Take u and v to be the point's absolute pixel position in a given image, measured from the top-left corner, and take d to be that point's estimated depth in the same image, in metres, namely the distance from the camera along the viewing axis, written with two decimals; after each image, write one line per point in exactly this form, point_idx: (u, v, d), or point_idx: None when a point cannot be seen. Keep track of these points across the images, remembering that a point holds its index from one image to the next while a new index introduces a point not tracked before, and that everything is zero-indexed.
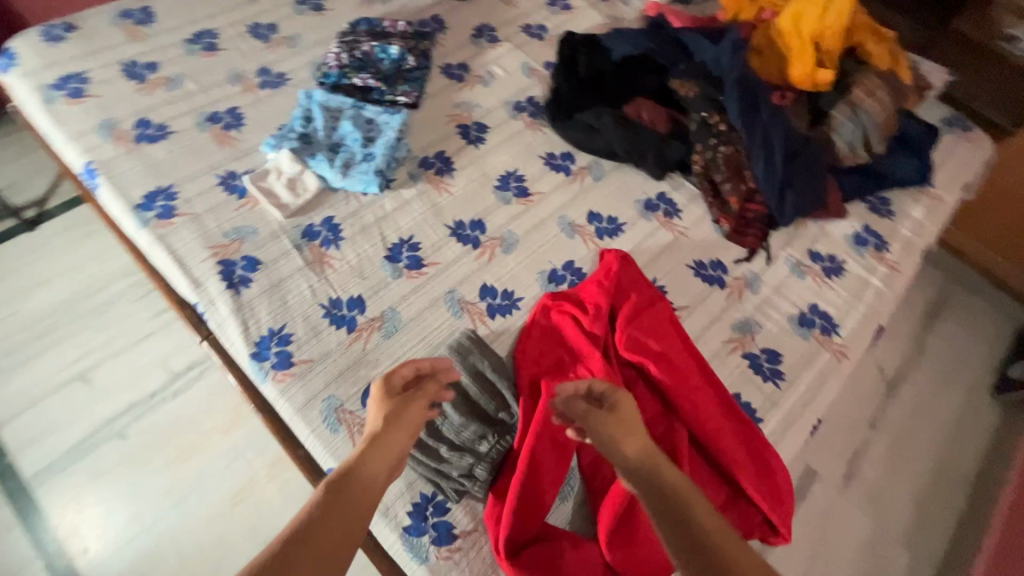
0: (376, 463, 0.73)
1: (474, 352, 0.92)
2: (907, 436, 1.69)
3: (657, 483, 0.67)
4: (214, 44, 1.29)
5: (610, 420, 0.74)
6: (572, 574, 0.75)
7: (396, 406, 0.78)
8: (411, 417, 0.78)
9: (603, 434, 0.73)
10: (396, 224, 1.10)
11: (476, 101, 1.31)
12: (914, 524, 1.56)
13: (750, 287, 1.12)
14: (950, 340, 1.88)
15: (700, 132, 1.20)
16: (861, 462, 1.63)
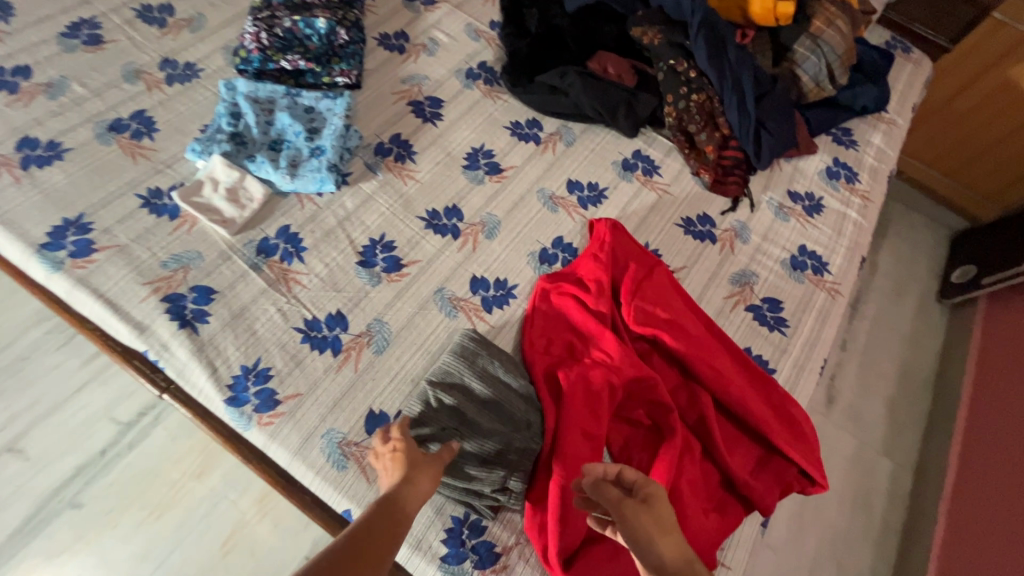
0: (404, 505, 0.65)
1: (483, 355, 0.84)
2: (874, 352, 1.79)
3: None
4: (98, 36, 1.08)
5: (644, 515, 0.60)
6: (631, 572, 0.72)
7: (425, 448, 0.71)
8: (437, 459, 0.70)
9: (639, 528, 0.59)
10: (363, 223, 0.97)
11: (424, 73, 1.18)
12: (891, 432, 1.67)
13: (740, 237, 1.10)
14: (900, 255, 1.98)
15: (669, 81, 1.13)
16: (839, 384, 1.71)
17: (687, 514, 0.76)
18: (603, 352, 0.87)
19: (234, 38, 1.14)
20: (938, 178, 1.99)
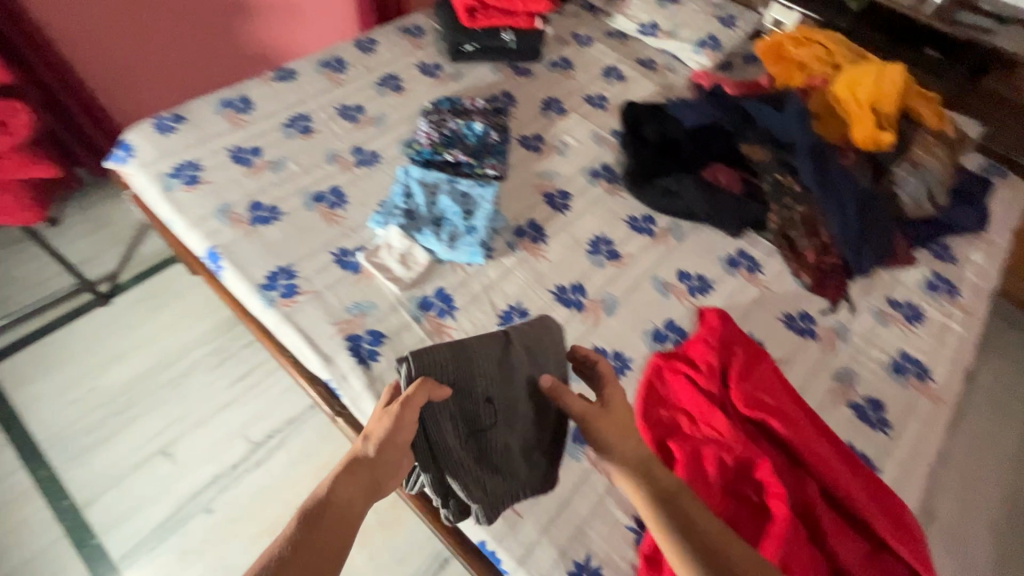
0: (351, 490, 0.69)
1: (513, 351, 0.89)
2: (975, 471, 1.71)
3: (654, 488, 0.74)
4: (310, 127, 1.38)
5: (605, 421, 0.79)
6: None
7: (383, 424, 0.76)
8: (389, 452, 0.75)
9: (601, 435, 0.78)
10: (502, 292, 1.15)
11: (556, 170, 1.40)
12: (998, 561, 1.56)
13: (841, 337, 1.17)
14: (1001, 372, 1.92)
15: (774, 193, 1.28)
16: (936, 500, 1.63)
17: None
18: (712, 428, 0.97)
19: (408, 133, 1.41)
20: None
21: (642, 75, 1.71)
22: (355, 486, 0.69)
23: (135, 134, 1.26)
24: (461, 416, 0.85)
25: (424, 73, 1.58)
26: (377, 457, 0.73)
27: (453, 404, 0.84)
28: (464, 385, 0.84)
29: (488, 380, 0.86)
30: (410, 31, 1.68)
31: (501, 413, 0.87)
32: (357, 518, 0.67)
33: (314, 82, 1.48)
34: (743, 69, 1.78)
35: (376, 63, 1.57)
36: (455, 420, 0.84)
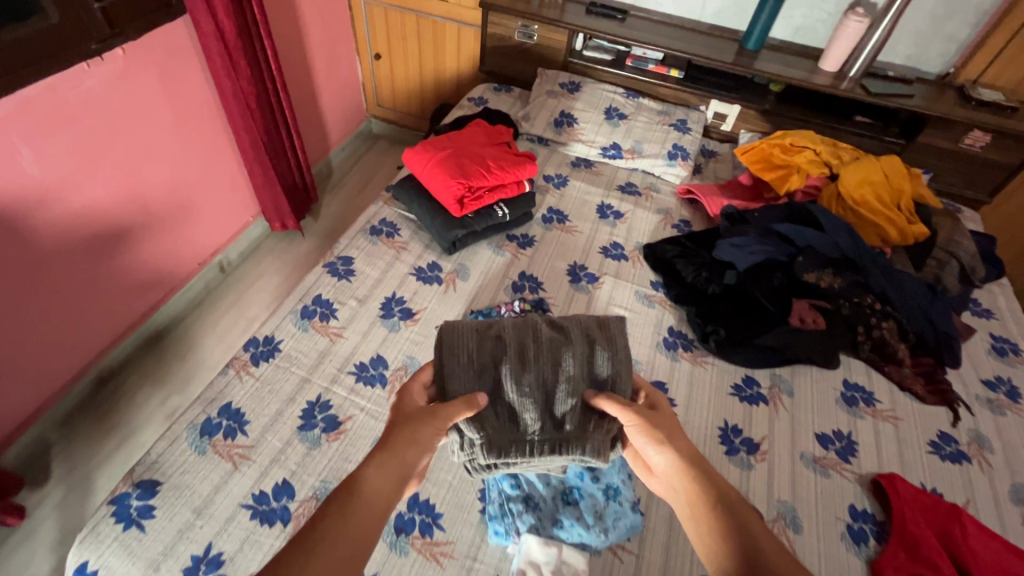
0: (379, 479, 0.71)
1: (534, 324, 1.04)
2: None
3: (706, 481, 0.76)
4: (334, 416, 1.04)
5: (659, 420, 0.85)
6: None
7: (417, 416, 0.82)
8: (423, 433, 0.79)
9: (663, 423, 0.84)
10: (682, 557, 0.93)
11: (632, 357, 1.22)
12: None
13: (986, 447, 1.14)
14: None
15: (857, 314, 1.23)
16: None
17: None
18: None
19: None
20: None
21: (634, 205, 1.62)
22: (387, 472, 0.72)
23: (96, 550, 0.83)
24: (477, 360, 0.97)
25: (425, 281, 1.31)
26: (413, 445, 0.77)
27: (472, 343, 0.98)
28: (484, 330, 1.02)
29: (501, 333, 1.02)
30: (380, 231, 1.41)
31: (511, 356, 0.99)
32: (384, 507, 0.69)
33: (305, 346, 1.14)
34: (711, 169, 1.79)
35: (364, 287, 1.27)
36: (470, 357, 0.98)
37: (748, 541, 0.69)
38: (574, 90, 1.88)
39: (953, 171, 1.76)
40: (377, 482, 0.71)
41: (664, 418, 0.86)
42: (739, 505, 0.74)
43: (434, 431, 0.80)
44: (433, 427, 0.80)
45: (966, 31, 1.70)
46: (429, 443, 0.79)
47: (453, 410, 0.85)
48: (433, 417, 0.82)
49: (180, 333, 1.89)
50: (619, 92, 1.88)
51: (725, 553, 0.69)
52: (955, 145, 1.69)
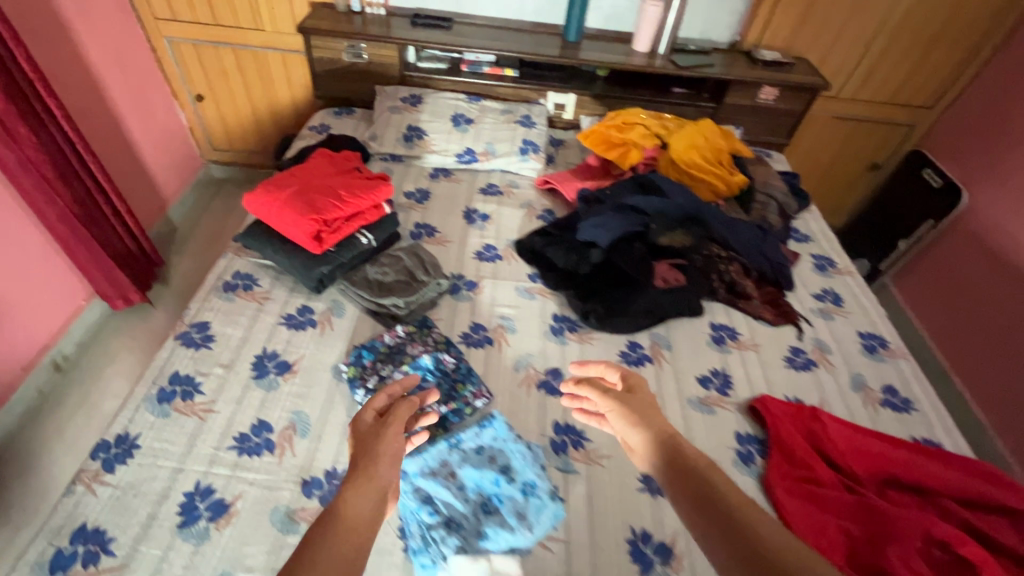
0: (358, 496, 0.66)
1: None
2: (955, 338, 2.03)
3: (676, 451, 0.72)
4: (219, 500, 0.93)
5: (630, 403, 0.82)
6: None
7: (369, 430, 0.77)
8: (393, 435, 0.76)
9: (631, 406, 0.82)
10: (608, 527, 0.97)
11: (524, 351, 1.25)
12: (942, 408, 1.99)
13: (825, 351, 1.35)
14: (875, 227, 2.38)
15: (708, 265, 1.39)
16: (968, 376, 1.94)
17: None
18: (862, 484, 1.05)
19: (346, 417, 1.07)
20: (869, 169, 2.36)
21: (498, 204, 1.66)
22: (364, 498, 0.66)
23: None
24: None
25: (298, 327, 1.23)
26: (383, 454, 0.73)
27: None
28: None
29: None
30: (236, 286, 1.30)
31: None
32: (370, 526, 0.63)
33: (169, 432, 1.01)
34: (562, 157, 1.90)
35: (228, 351, 1.16)
36: None
37: (729, 508, 0.61)
38: (416, 103, 1.87)
39: (758, 124, 2.03)
40: (356, 504, 0.64)
41: (642, 402, 0.83)
42: (707, 469, 0.68)
43: (393, 438, 0.76)
44: (394, 428, 0.77)
45: (739, 4, 1.98)
46: (394, 451, 0.74)
47: (402, 410, 0.79)
48: (387, 423, 0.78)
49: (16, 455, 1.58)
50: (461, 98, 1.92)
51: (691, 516, 0.63)
52: (754, 102, 1.95)
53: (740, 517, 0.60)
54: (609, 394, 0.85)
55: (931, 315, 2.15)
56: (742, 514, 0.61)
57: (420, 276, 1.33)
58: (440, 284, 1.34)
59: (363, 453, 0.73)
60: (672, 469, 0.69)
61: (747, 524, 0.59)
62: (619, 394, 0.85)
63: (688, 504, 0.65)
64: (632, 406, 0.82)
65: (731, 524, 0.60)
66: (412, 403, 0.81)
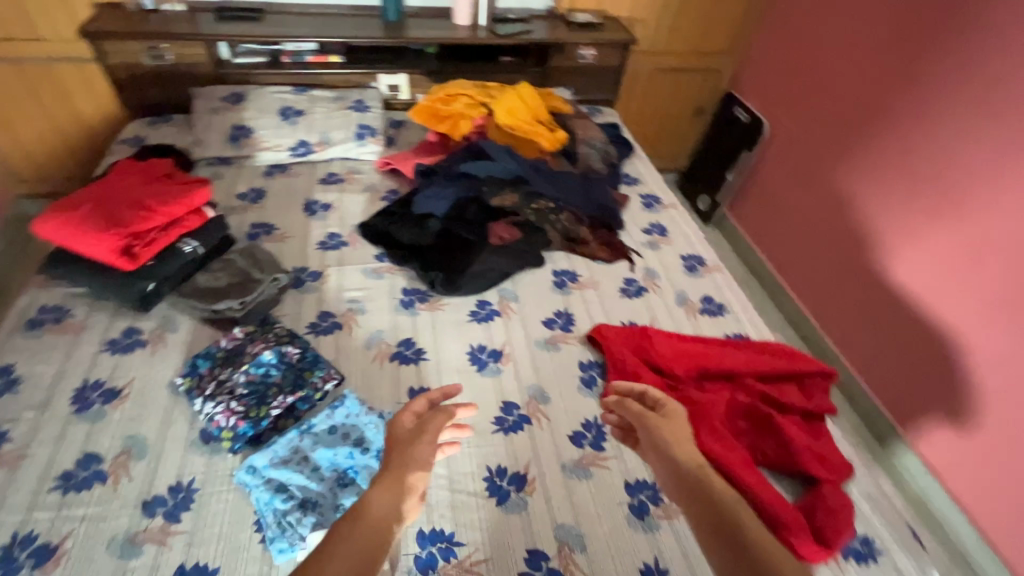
0: (384, 499, 0.77)
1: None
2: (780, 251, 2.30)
3: (702, 479, 0.82)
4: (46, 544, 0.87)
5: (664, 428, 0.92)
6: (834, 496, 1.02)
7: (409, 434, 0.87)
8: (424, 439, 0.86)
9: (663, 431, 0.92)
10: (466, 472, 1.04)
11: (375, 329, 1.27)
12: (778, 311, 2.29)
13: (653, 277, 1.51)
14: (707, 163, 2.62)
15: (540, 217, 1.49)
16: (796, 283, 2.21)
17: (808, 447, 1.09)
18: (686, 382, 1.21)
19: (188, 430, 1.04)
20: (696, 115, 2.63)
21: (340, 193, 1.64)
22: (390, 499, 0.77)
23: None
24: None
25: (124, 351, 1.15)
26: (413, 455, 0.83)
27: None
28: None
29: None
30: (44, 321, 1.18)
31: None
32: (391, 525, 0.75)
33: None
34: (403, 137, 1.90)
35: (41, 391, 1.06)
36: None
37: (744, 539, 0.71)
38: (238, 100, 1.78)
39: (586, 82, 2.17)
40: (376, 507, 0.76)
41: (674, 428, 0.93)
42: (727, 507, 0.76)
43: (424, 446, 0.85)
44: (427, 437, 0.86)
45: None
46: (422, 458, 0.84)
47: (437, 422, 0.89)
48: (423, 429, 0.88)
49: None
50: (287, 90, 1.85)
51: (707, 541, 0.74)
52: (576, 62, 2.08)
53: (753, 548, 0.70)
54: (651, 417, 0.95)
55: (760, 227, 2.41)
56: (756, 548, 0.70)
57: (256, 274, 1.29)
58: (279, 279, 1.30)
59: (398, 465, 0.82)
60: (695, 497, 0.80)
61: (753, 557, 0.69)
62: (658, 418, 0.95)
63: (709, 530, 0.75)
64: (658, 431, 0.92)
65: (748, 561, 0.68)
66: (446, 415, 0.91)
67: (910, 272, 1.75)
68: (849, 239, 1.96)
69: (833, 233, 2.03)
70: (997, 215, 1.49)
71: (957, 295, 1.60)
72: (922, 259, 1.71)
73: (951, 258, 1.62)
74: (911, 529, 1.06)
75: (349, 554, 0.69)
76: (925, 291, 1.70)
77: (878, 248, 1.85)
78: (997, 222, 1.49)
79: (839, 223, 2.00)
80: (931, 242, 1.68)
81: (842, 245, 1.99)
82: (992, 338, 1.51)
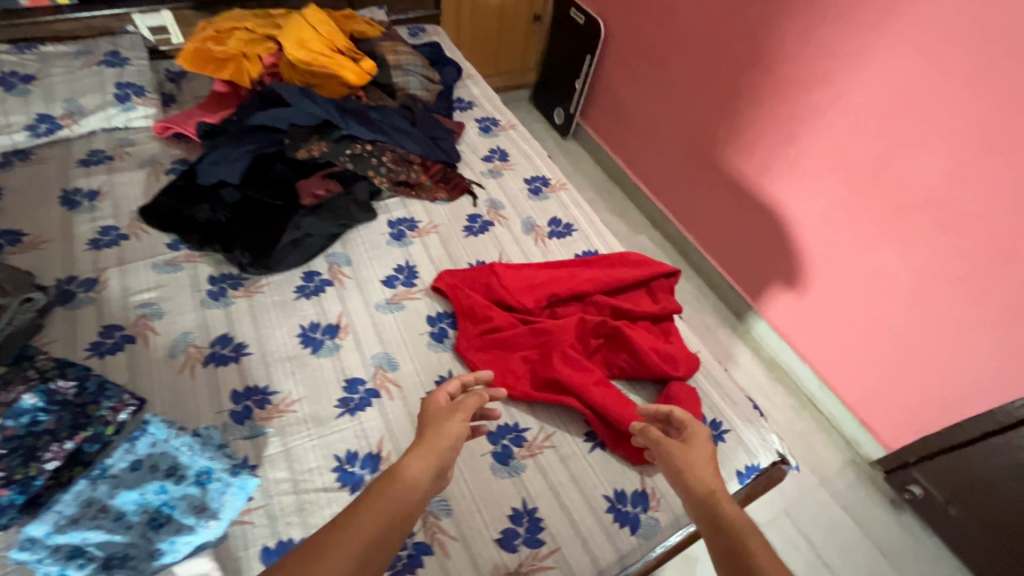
0: (419, 466, 0.67)
1: None
2: (632, 156, 2.31)
3: (716, 504, 0.67)
4: None
5: (678, 449, 0.75)
6: (683, 392, 1.06)
7: (444, 409, 0.76)
8: (458, 410, 0.76)
9: (677, 450, 0.75)
10: (312, 467, 0.93)
11: (179, 331, 1.07)
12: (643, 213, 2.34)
13: (498, 207, 1.42)
14: (556, 75, 2.51)
15: (360, 164, 1.31)
16: (654, 184, 2.24)
17: (658, 350, 1.10)
18: (535, 313, 1.17)
19: None
20: (532, 24, 2.49)
21: (109, 173, 1.33)
22: (425, 465, 0.68)
23: None
24: None
25: None
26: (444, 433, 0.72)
27: None
28: None
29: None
30: None
31: None
32: (421, 495, 0.66)
33: None
34: (186, 92, 1.57)
35: None
36: None
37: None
38: None
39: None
40: (412, 471, 0.66)
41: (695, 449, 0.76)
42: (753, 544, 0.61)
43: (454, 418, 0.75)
44: (461, 413, 0.76)
45: None
46: (457, 429, 0.74)
47: (474, 400, 0.78)
48: (457, 407, 0.77)
49: None
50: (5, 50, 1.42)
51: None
52: None
53: None
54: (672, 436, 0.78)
55: (611, 134, 2.40)
56: None
57: None
58: (31, 299, 1.02)
59: (430, 437, 0.72)
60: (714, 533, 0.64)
61: None
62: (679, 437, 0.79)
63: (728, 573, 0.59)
64: (671, 448, 0.76)
65: None
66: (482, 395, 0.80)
67: (743, 155, 1.81)
68: (689, 133, 1.99)
69: (675, 129, 2.05)
70: (807, 85, 1.55)
71: (782, 171, 1.70)
72: (750, 142, 1.77)
73: (773, 136, 1.69)
74: (750, 400, 1.15)
75: (347, 547, 0.57)
76: (756, 172, 1.78)
77: (714, 137, 1.90)
78: (805, 92, 1.56)
79: (679, 117, 2.01)
80: (755, 123, 1.73)
81: (684, 139, 2.02)
82: (816, 204, 1.62)
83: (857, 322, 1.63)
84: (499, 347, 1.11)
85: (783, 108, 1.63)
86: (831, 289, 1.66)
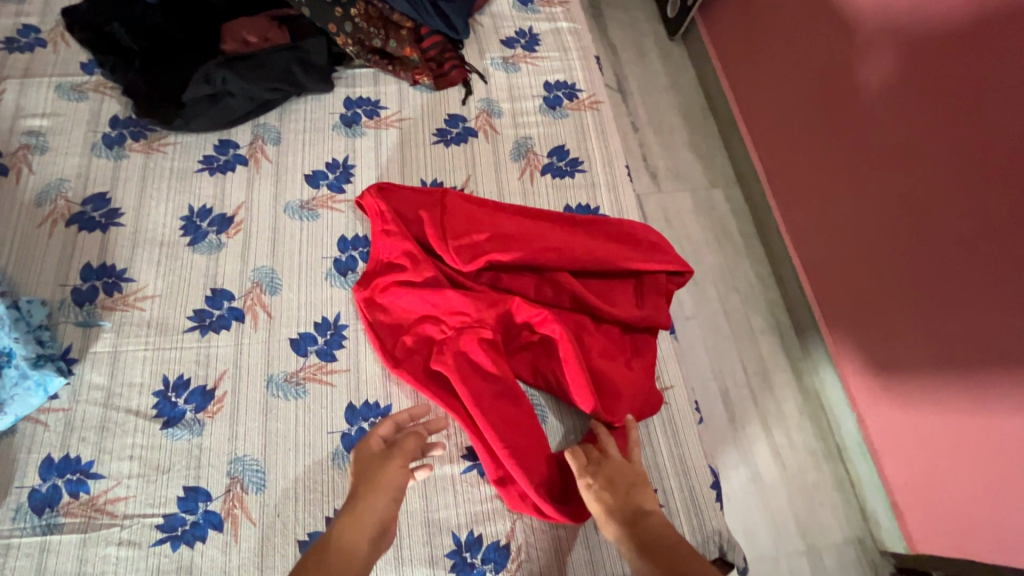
0: (355, 534, 0.61)
1: None
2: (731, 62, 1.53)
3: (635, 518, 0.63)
4: None
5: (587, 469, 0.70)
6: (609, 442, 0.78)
7: (376, 458, 0.67)
8: (396, 459, 0.67)
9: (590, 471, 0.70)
10: (135, 383, 0.78)
11: (55, 177, 0.90)
12: None
13: (494, 114, 1.06)
14: None
15: (318, 12, 1.00)
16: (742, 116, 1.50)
17: (600, 374, 0.81)
18: (465, 274, 0.87)
19: None
20: None
21: None
22: (360, 531, 0.61)
23: None
24: None
25: None
26: (379, 492, 0.64)
27: None
28: None
29: None
30: None
31: None
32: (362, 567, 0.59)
33: None
34: None
35: None
36: None
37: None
38: None
39: None
40: (348, 538, 0.60)
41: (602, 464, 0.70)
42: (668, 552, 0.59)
43: (395, 468, 0.67)
44: (397, 459, 0.67)
45: None
46: (396, 481, 0.66)
47: (410, 441, 0.70)
48: (391, 454, 0.68)
49: None
50: None
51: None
52: None
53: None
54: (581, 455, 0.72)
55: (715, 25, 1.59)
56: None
57: None
58: None
59: (362, 490, 0.64)
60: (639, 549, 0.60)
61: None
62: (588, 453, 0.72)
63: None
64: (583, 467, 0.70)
65: None
66: (423, 435, 0.72)
67: (875, 106, 1.08)
68: (812, 42, 1.23)
69: (795, 31, 1.27)
70: None
71: (928, 149, 0.98)
72: (898, 86, 1.03)
73: (940, 87, 0.95)
74: (713, 472, 0.84)
75: None
76: (885, 139, 1.06)
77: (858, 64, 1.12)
78: None
79: (810, 12, 1.23)
80: (922, 54, 0.98)
81: (809, 54, 1.24)
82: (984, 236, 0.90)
83: (943, 414, 1.01)
84: (401, 304, 0.84)
85: (988, 31, 0.87)
86: (922, 354, 1.03)
